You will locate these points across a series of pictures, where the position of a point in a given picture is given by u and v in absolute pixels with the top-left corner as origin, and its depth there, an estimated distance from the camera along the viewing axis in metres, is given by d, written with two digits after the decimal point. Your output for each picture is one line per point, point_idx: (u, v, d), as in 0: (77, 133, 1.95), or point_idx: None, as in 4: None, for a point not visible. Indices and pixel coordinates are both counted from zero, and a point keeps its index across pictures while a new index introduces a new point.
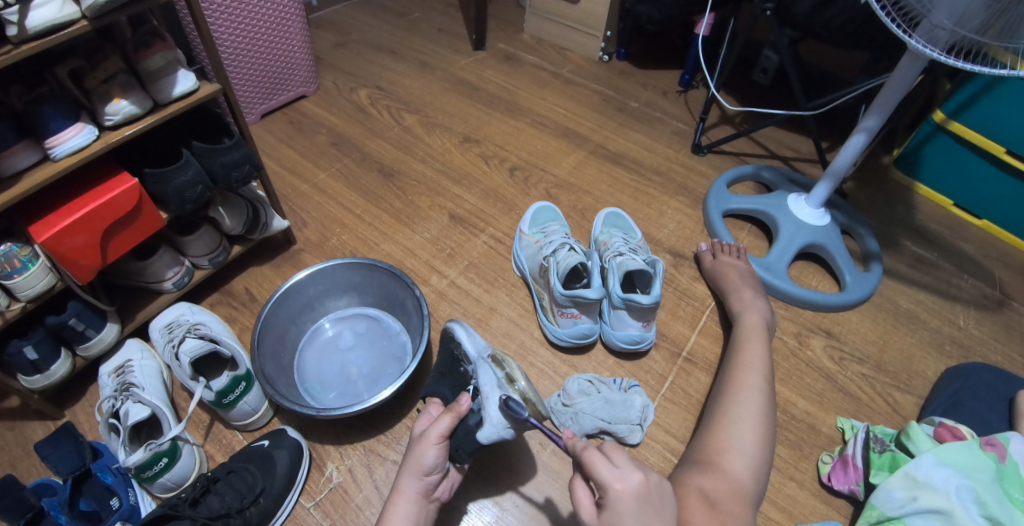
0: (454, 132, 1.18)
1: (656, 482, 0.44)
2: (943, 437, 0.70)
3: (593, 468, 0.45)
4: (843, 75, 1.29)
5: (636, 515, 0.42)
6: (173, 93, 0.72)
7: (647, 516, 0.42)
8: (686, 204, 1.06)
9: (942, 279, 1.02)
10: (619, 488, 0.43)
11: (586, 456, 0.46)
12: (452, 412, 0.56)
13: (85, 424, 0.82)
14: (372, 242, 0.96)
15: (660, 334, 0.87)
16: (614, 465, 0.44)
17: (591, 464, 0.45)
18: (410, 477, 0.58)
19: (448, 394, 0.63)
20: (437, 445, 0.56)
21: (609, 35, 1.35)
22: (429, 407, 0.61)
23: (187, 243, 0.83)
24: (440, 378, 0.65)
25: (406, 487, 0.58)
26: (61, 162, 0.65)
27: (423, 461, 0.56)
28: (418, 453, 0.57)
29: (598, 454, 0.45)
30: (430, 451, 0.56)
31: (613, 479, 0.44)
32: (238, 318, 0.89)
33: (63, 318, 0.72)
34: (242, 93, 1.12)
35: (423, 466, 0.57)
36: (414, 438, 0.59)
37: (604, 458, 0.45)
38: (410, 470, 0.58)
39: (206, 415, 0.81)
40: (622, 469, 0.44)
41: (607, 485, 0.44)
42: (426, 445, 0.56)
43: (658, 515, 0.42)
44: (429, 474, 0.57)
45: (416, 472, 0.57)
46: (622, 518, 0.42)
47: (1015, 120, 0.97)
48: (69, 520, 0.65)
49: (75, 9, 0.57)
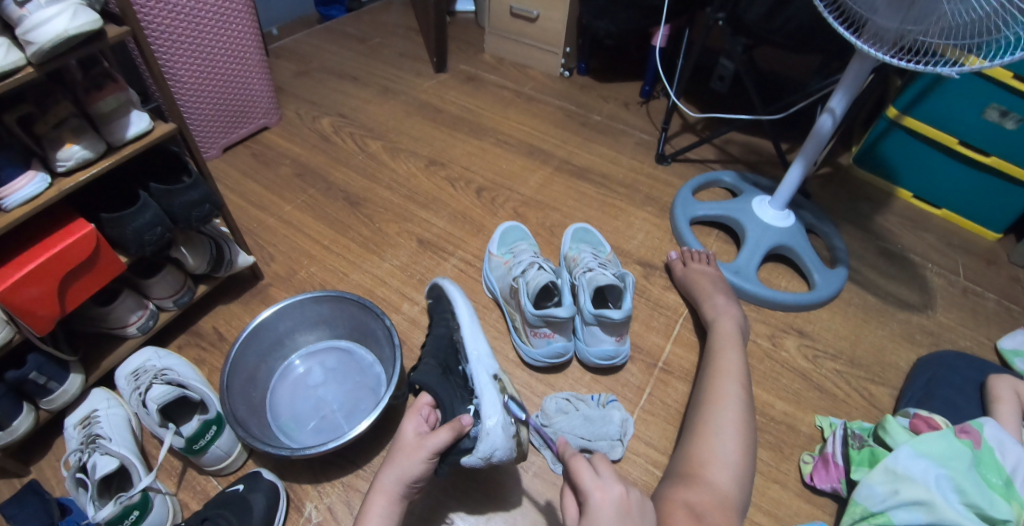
0: (419, 156, 1.18)
1: (637, 498, 0.44)
2: (920, 429, 0.71)
3: (577, 476, 0.45)
4: (797, 78, 1.33)
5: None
6: (127, 135, 0.70)
7: None
8: (654, 214, 1.07)
9: (907, 269, 1.05)
10: (600, 495, 0.43)
11: (573, 463, 0.46)
12: (450, 429, 0.57)
13: (52, 480, 0.79)
14: (341, 272, 0.95)
15: (635, 346, 0.87)
16: (596, 475, 0.45)
17: (576, 472, 0.46)
18: (394, 479, 0.56)
19: (444, 393, 0.62)
20: (427, 460, 0.56)
21: (568, 51, 1.37)
22: (421, 404, 0.62)
23: (151, 285, 0.81)
24: (444, 379, 0.64)
25: (389, 485, 0.56)
26: (13, 212, 0.62)
27: (410, 471, 0.56)
28: (407, 461, 0.56)
29: (585, 462, 0.46)
30: (418, 465, 0.56)
31: (595, 488, 0.44)
32: (207, 359, 0.87)
33: (25, 371, 0.69)
34: (202, 128, 1.11)
35: (410, 477, 0.56)
36: (404, 441, 0.58)
37: (588, 465, 0.46)
38: (394, 472, 0.56)
39: (178, 462, 0.79)
40: (604, 480, 0.44)
41: (588, 494, 0.44)
42: (416, 456, 0.56)
43: None
44: (415, 483, 0.57)
45: (401, 475, 0.56)
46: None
47: (967, 110, 1.01)
48: None
49: (20, 56, 0.56)
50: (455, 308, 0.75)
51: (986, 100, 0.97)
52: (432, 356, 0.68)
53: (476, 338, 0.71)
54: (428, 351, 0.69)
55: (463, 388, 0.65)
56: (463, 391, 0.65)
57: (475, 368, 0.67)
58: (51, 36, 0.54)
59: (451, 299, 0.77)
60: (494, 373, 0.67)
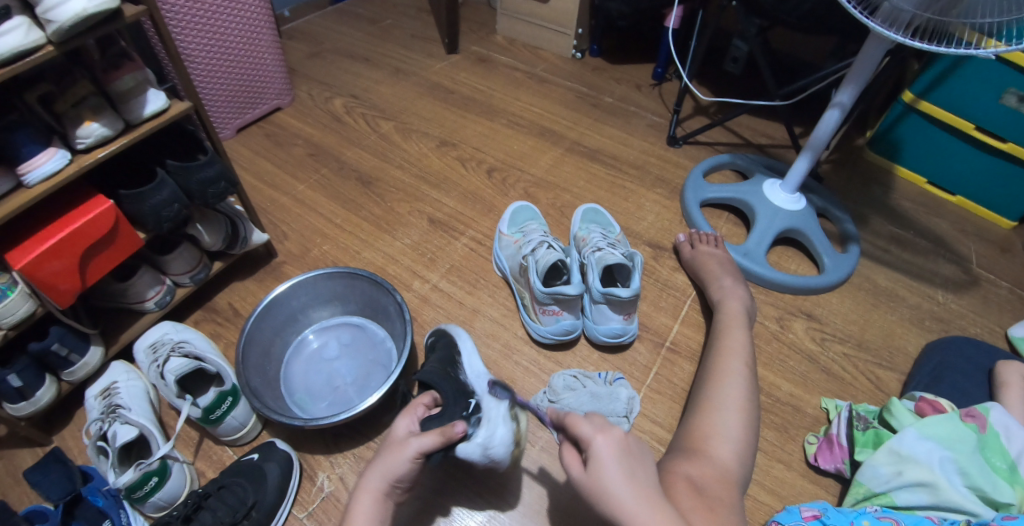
0: (430, 137, 1.18)
1: (635, 440, 0.47)
2: (925, 411, 0.70)
3: (576, 427, 0.48)
4: (813, 61, 1.32)
5: (620, 463, 0.45)
6: (144, 113, 0.71)
7: (630, 466, 0.45)
8: (664, 196, 1.07)
9: (920, 256, 1.04)
10: (602, 438, 0.46)
11: (569, 418, 0.49)
12: (443, 435, 0.54)
13: (74, 449, 0.82)
14: (353, 250, 0.97)
15: (643, 326, 0.88)
16: (595, 423, 0.47)
17: (574, 424, 0.48)
18: (378, 478, 0.56)
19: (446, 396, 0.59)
20: (412, 460, 0.54)
21: (581, 32, 1.36)
22: (417, 405, 0.61)
23: (168, 261, 0.83)
24: (444, 376, 0.63)
25: (373, 483, 0.56)
26: (36, 188, 0.64)
27: (396, 470, 0.55)
28: (392, 460, 0.55)
29: (580, 416, 0.49)
30: (405, 464, 0.54)
31: (596, 433, 0.46)
32: (224, 333, 0.89)
33: (47, 343, 0.71)
34: (215, 108, 1.12)
35: (395, 475, 0.55)
36: (393, 441, 0.57)
37: (583, 418, 0.48)
38: (379, 472, 0.56)
39: (195, 433, 0.81)
40: (602, 424, 0.47)
41: (591, 440, 0.46)
42: (402, 454, 0.54)
43: (640, 468, 0.45)
44: (399, 484, 0.56)
45: (387, 473, 0.55)
46: (604, 468, 0.44)
47: (985, 96, 0.99)
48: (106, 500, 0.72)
49: (40, 34, 0.57)
50: (457, 337, 0.72)
51: (1004, 85, 0.96)
52: (427, 366, 0.68)
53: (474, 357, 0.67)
54: (433, 363, 0.68)
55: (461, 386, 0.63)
56: (462, 392, 0.62)
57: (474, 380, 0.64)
58: (70, 15, 0.55)
59: (455, 333, 0.73)
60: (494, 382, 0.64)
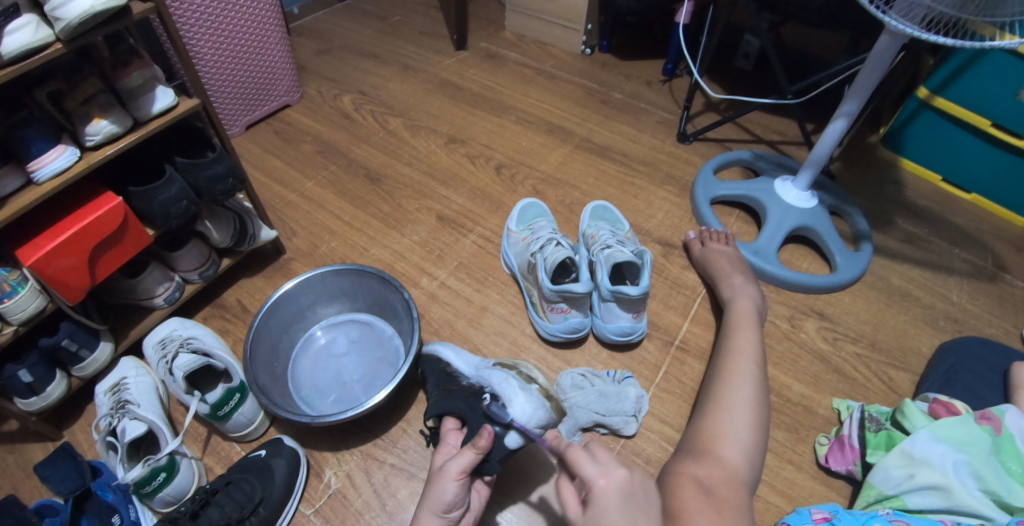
0: (439, 134, 1.18)
1: (641, 478, 0.45)
2: (938, 414, 0.69)
3: (577, 465, 0.45)
4: (826, 57, 1.30)
5: (621, 511, 0.42)
6: (153, 110, 0.71)
7: (631, 513, 0.42)
8: (674, 194, 1.06)
9: (934, 255, 1.03)
10: (603, 482, 0.43)
11: (571, 454, 0.46)
12: (476, 448, 0.54)
13: (84, 444, 0.82)
14: (361, 247, 0.96)
15: (652, 324, 0.87)
16: (598, 461, 0.45)
17: (575, 461, 0.46)
18: (429, 516, 0.55)
19: (463, 407, 0.60)
20: (456, 481, 0.55)
21: (590, 28, 1.35)
22: (447, 432, 0.61)
23: (177, 258, 0.83)
24: (449, 394, 0.64)
25: (426, 520, 0.55)
26: (45, 185, 0.64)
27: (446, 499, 0.54)
28: (438, 489, 0.55)
29: (582, 452, 0.46)
30: (451, 488, 0.54)
31: (598, 475, 0.44)
32: (232, 330, 0.89)
33: (56, 339, 0.72)
34: (224, 104, 1.12)
35: (445, 504, 0.55)
36: (433, 474, 0.57)
37: (586, 455, 0.46)
38: (428, 508, 0.55)
39: (203, 428, 0.81)
40: (605, 466, 0.45)
41: (592, 482, 0.44)
42: (446, 480, 0.55)
43: (642, 512, 0.42)
44: (449, 511, 0.56)
45: (436, 505, 0.55)
46: (606, 513, 0.42)
47: (1001, 92, 0.97)
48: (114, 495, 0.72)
49: (49, 32, 0.57)
50: (439, 353, 0.72)
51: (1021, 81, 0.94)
52: (432, 387, 0.68)
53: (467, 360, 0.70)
54: (431, 388, 0.69)
55: (471, 390, 0.64)
56: (473, 391, 0.64)
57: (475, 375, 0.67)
58: (77, 13, 0.55)
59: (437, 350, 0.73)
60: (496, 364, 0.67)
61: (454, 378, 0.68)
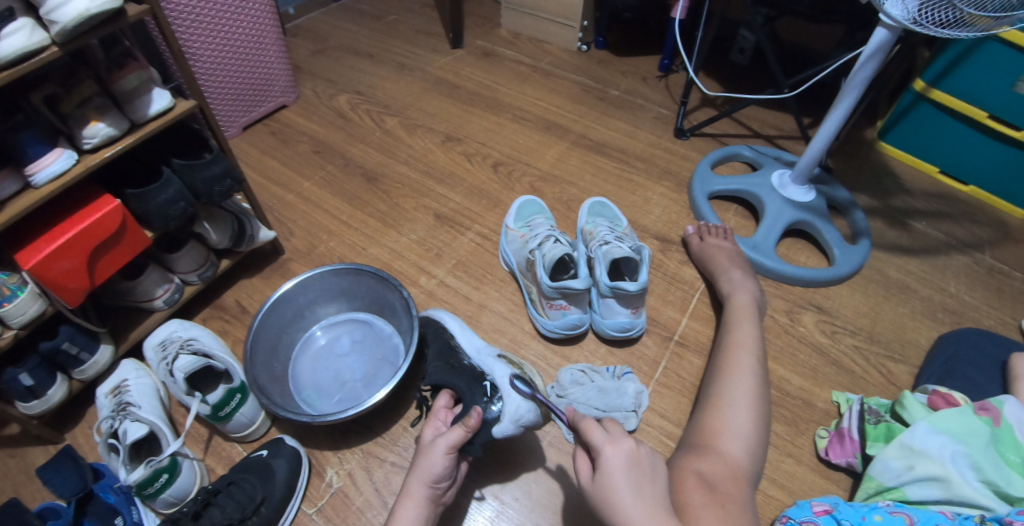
0: (435, 132, 1.18)
1: (648, 452, 0.46)
2: (937, 405, 0.69)
3: (588, 433, 0.47)
4: (821, 51, 1.30)
5: (627, 477, 0.43)
6: (149, 112, 0.71)
7: (637, 481, 0.43)
8: (672, 189, 1.06)
9: (932, 247, 1.03)
10: (611, 449, 0.45)
11: (584, 422, 0.48)
12: (465, 427, 0.56)
13: (86, 446, 0.82)
14: (360, 247, 0.97)
15: (651, 320, 0.87)
16: (607, 431, 0.46)
17: (587, 430, 0.47)
18: (420, 484, 0.56)
19: (462, 384, 0.60)
20: (446, 456, 0.56)
21: (586, 25, 1.35)
22: (438, 408, 0.61)
23: (175, 260, 0.83)
24: (449, 369, 0.63)
25: (416, 489, 0.56)
26: (43, 189, 0.64)
27: (433, 471, 0.56)
28: (428, 460, 0.56)
29: (594, 422, 0.48)
30: (440, 460, 0.55)
31: (606, 443, 0.45)
32: (231, 331, 0.89)
33: (56, 342, 0.72)
34: (221, 106, 1.12)
35: (432, 476, 0.56)
36: (422, 445, 0.58)
37: (598, 426, 0.47)
38: (419, 476, 0.56)
39: (204, 430, 0.81)
40: (614, 435, 0.46)
41: (601, 450, 0.45)
42: (435, 455, 0.56)
43: (648, 483, 0.44)
44: (439, 482, 0.57)
45: (425, 476, 0.56)
46: (614, 479, 0.43)
47: (998, 85, 0.98)
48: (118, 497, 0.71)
49: (44, 35, 0.57)
50: (445, 324, 0.74)
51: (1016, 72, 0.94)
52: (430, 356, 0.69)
53: (468, 335, 0.72)
54: (432, 357, 0.68)
55: (473, 372, 0.64)
56: (473, 372, 0.64)
57: (479, 360, 0.68)
58: (73, 15, 0.55)
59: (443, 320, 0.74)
60: (499, 355, 0.70)
61: (455, 353, 0.68)
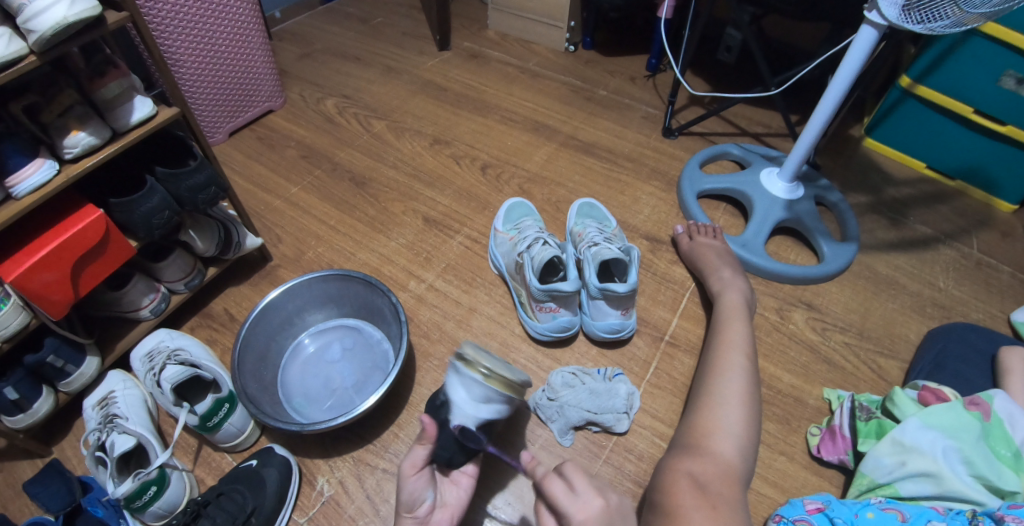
0: (424, 135, 1.17)
1: (618, 503, 0.45)
2: (928, 401, 0.69)
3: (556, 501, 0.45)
4: (808, 48, 1.31)
5: None
6: (131, 120, 0.70)
7: None
8: (661, 188, 1.06)
9: (921, 242, 1.03)
10: (581, 516, 0.43)
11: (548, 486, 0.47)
12: (421, 439, 0.56)
13: (73, 459, 0.81)
14: (348, 252, 0.96)
15: (642, 320, 0.87)
16: (574, 494, 0.45)
17: (552, 496, 0.46)
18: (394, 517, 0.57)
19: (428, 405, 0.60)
20: (412, 475, 0.56)
21: (573, 25, 1.35)
22: None
23: (161, 269, 0.82)
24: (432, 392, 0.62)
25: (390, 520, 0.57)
26: (23, 200, 0.63)
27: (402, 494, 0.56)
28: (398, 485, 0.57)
29: (557, 481, 0.47)
30: (406, 481, 0.56)
31: (576, 510, 0.44)
32: (219, 339, 0.88)
33: (41, 355, 0.71)
34: (206, 112, 1.11)
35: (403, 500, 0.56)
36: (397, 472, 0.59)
37: (562, 484, 0.46)
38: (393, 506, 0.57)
39: (193, 440, 0.80)
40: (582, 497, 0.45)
41: (571, 516, 0.44)
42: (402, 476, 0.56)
43: None
44: (412, 511, 0.56)
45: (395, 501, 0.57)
46: None
47: (982, 79, 0.98)
48: (106, 510, 0.70)
49: (22, 44, 0.56)
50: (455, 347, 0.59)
51: (1002, 66, 0.95)
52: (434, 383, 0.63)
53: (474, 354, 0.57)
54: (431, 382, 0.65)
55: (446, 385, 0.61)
56: None
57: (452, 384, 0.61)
58: (51, 24, 0.54)
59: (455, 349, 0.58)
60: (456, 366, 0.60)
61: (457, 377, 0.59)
